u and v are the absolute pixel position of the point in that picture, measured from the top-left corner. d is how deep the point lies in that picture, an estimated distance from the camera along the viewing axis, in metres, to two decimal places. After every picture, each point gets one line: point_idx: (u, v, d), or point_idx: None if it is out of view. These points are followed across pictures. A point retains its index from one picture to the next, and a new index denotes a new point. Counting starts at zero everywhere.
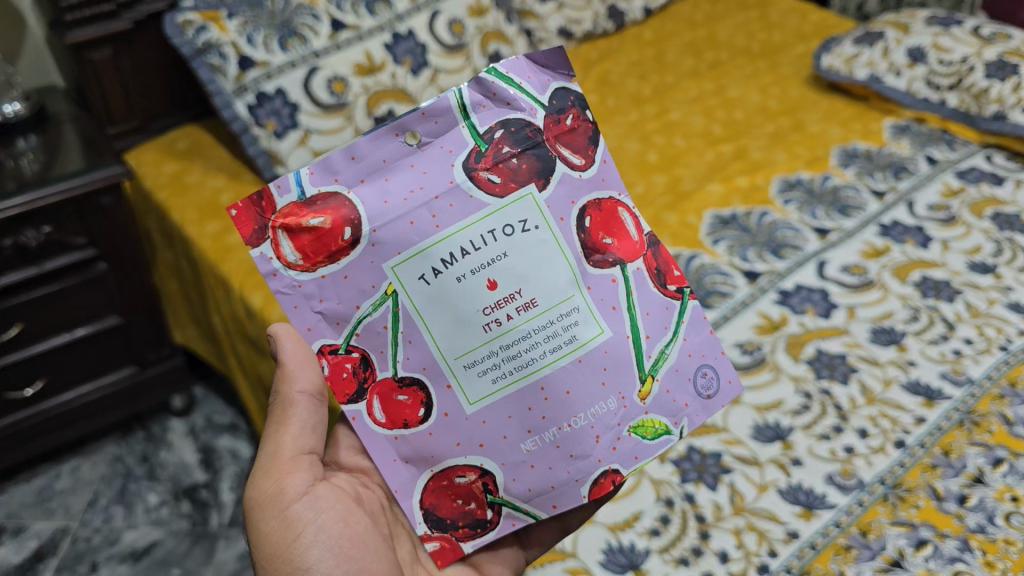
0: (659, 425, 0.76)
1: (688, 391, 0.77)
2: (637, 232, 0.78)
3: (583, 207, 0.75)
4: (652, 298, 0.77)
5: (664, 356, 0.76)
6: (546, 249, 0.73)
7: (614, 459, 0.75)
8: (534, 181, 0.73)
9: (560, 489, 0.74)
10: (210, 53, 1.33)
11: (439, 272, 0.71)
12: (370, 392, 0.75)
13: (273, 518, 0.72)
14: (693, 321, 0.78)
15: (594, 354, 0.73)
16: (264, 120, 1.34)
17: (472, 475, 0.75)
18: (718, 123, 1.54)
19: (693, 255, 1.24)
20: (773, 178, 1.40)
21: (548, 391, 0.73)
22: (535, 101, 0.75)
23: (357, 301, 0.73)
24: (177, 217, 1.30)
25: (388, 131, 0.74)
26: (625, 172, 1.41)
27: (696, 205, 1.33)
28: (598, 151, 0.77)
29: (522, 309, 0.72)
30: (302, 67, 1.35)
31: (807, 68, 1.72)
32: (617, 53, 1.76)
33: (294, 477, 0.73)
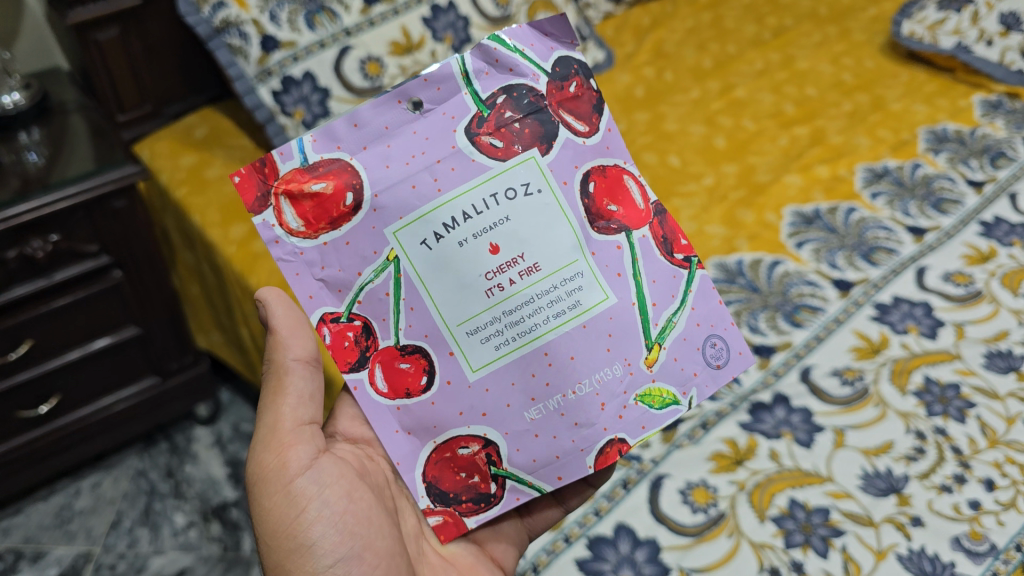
0: (667, 395, 0.72)
1: (697, 361, 0.73)
2: (644, 201, 0.74)
3: (587, 172, 0.72)
4: (659, 264, 0.73)
5: (671, 325, 0.72)
6: (550, 214, 0.69)
7: (620, 430, 0.71)
8: (537, 146, 0.70)
9: (566, 459, 0.71)
10: (229, 33, 1.18)
11: (439, 237, 0.68)
12: (371, 361, 0.71)
13: (274, 493, 0.67)
14: (702, 292, 0.74)
15: (599, 320, 0.70)
16: (292, 107, 1.20)
17: (475, 446, 0.71)
18: (789, 101, 1.40)
19: (776, 261, 1.11)
20: (857, 166, 1.26)
21: (551, 356, 0.69)
22: (537, 67, 0.72)
23: (359, 269, 0.70)
24: (198, 218, 1.18)
25: (390, 98, 0.70)
26: (691, 160, 1.27)
27: (773, 201, 1.20)
28: (602, 118, 0.73)
29: (524, 274, 0.68)
30: (332, 47, 1.21)
31: (883, 34, 1.56)
32: (671, 18, 1.60)
33: (296, 449, 0.68)
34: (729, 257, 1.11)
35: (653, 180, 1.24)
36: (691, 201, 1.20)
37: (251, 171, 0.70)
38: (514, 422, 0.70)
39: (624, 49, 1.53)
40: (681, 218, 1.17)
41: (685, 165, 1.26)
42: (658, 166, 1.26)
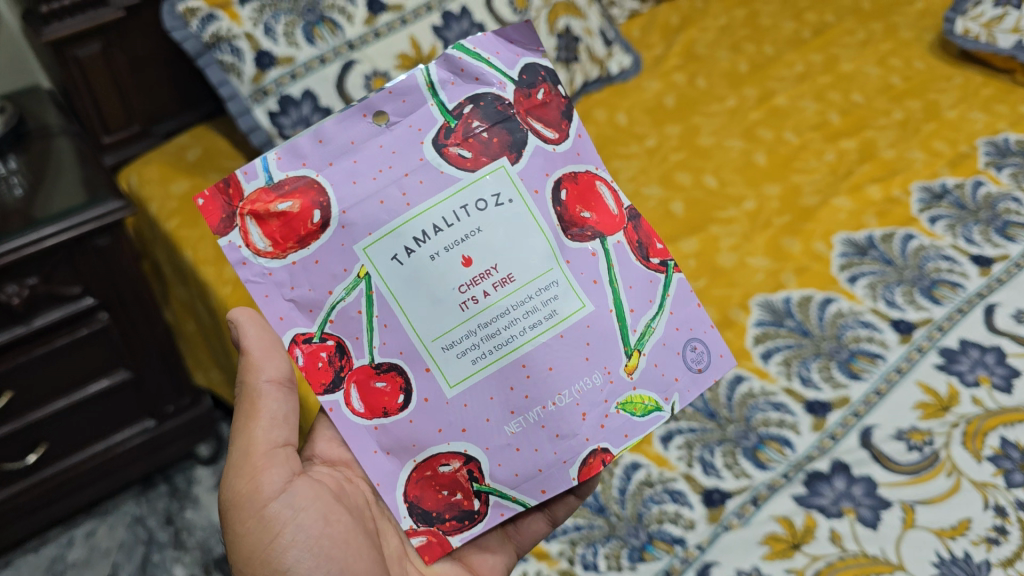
0: (649, 401, 0.67)
1: (679, 365, 0.68)
2: (617, 206, 0.70)
3: (558, 179, 0.67)
4: (634, 269, 0.69)
5: (650, 330, 0.68)
6: (523, 224, 0.65)
7: (603, 440, 0.66)
8: (508, 154, 0.66)
9: (549, 472, 0.66)
10: (220, 49, 1.08)
11: (411, 247, 0.63)
12: (347, 380, 0.65)
13: (247, 516, 0.60)
14: (679, 294, 0.70)
15: (576, 329, 0.65)
16: (291, 130, 1.10)
17: (456, 463, 0.65)
18: (833, 109, 1.28)
19: (828, 299, 1.00)
20: (912, 185, 1.14)
21: (530, 368, 0.64)
22: (503, 75, 0.67)
23: (330, 286, 0.64)
24: (192, 254, 1.09)
25: (355, 113, 0.66)
26: (729, 180, 1.16)
27: (821, 227, 1.09)
28: (571, 123, 0.69)
29: (499, 285, 0.64)
30: (335, 62, 1.10)
31: (932, 31, 1.43)
32: (701, 16, 1.48)
33: (271, 469, 0.62)
34: (776, 295, 1.01)
35: (689, 204, 1.13)
36: (732, 228, 1.09)
37: (214, 191, 0.65)
38: (496, 436, 0.65)
39: (651, 52, 1.41)
40: (720, 250, 1.06)
41: (723, 186, 1.15)
42: (693, 188, 1.15)
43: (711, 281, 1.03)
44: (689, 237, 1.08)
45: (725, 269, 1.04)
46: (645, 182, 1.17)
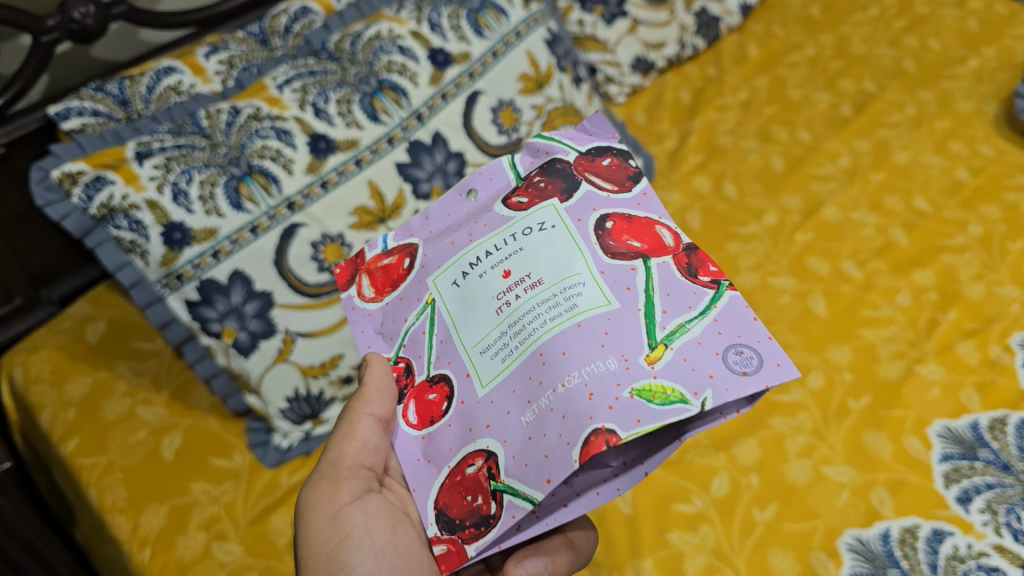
0: (672, 391, 0.50)
1: (716, 364, 0.52)
2: (674, 241, 0.59)
3: (605, 214, 0.60)
4: (679, 284, 0.56)
5: (683, 329, 0.53)
6: (563, 243, 0.58)
7: (610, 421, 0.50)
8: (557, 195, 0.61)
9: (553, 458, 0.51)
10: (115, 222, 0.79)
11: (466, 272, 0.60)
12: (408, 397, 0.60)
13: (319, 517, 0.58)
14: (730, 306, 0.55)
15: (597, 320, 0.54)
16: (219, 325, 0.82)
17: (478, 461, 0.54)
18: (896, 223, 1.03)
19: (938, 530, 0.75)
20: (1012, 337, 0.90)
21: (547, 356, 0.53)
22: (569, 147, 0.66)
23: (404, 315, 0.62)
24: (95, 494, 0.83)
25: (453, 195, 0.68)
26: (786, 343, 0.92)
27: (911, 413, 0.85)
28: (637, 184, 0.62)
29: (528, 289, 0.56)
30: (272, 231, 0.83)
31: (994, 100, 1.18)
32: (716, 91, 1.25)
33: (349, 481, 0.59)
34: (870, 529, 0.76)
35: None
36: (798, 419, 0.86)
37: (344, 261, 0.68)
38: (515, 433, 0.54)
39: (663, 145, 1.19)
40: (787, 457, 0.83)
41: None
42: None
43: (784, 509, 0.79)
44: (745, 439, 0.85)
45: (798, 487, 0.80)
46: None
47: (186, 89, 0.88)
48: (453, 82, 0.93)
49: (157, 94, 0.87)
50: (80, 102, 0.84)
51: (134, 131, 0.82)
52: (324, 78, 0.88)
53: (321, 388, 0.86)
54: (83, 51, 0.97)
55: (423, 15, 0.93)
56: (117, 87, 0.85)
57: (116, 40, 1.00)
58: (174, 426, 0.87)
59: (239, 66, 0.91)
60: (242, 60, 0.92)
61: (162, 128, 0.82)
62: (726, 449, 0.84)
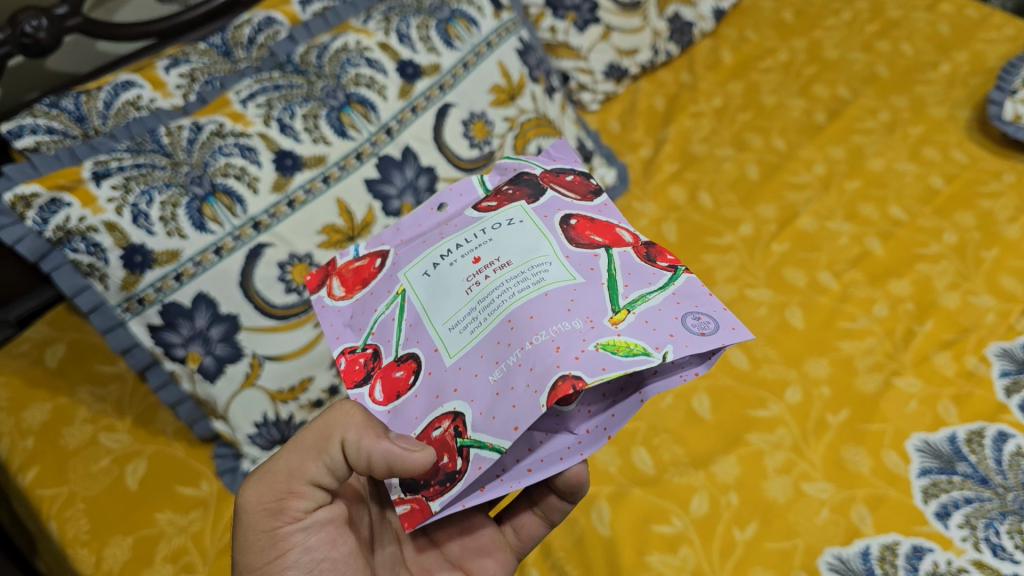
0: (635, 346, 0.50)
1: (677, 326, 0.52)
2: (633, 239, 0.60)
3: (571, 214, 0.60)
4: (643, 269, 0.56)
5: (645, 298, 0.54)
6: (529, 231, 0.58)
7: (576, 369, 0.49)
8: (525, 198, 0.61)
9: (521, 405, 0.50)
10: (72, 245, 0.76)
11: (433, 262, 0.58)
12: (375, 377, 0.57)
13: (255, 526, 0.55)
14: (689, 287, 0.56)
15: (562, 291, 0.54)
16: (183, 349, 0.80)
17: (446, 421, 0.53)
18: (872, 232, 1.03)
19: (918, 547, 0.75)
20: (988, 348, 0.90)
21: (515, 321, 0.53)
22: (535, 164, 0.66)
23: (375, 305, 0.59)
24: (56, 528, 0.81)
25: (423, 207, 0.66)
26: (764, 356, 0.92)
27: (889, 427, 0.84)
28: (599, 196, 0.63)
29: (496, 270, 0.56)
30: (238, 252, 0.80)
31: (966, 105, 1.17)
32: (690, 97, 1.24)
33: (298, 499, 0.55)
34: (850, 547, 0.75)
35: (716, 396, 0.89)
36: (777, 435, 0.84)
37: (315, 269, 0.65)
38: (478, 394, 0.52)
39: (637, 153, 1.17)
40: (767, 474, 0.81)
41: (757, 365, 0.91)
42: (721, 370, 0.91)
43: (765, 527, 0.78)
44: (724, 455, 0.83)
45: (778, 505, 0.79)
46: None
47: (146, 104, 0.84)
48: (423, 95, 0.91)
49: (115, 110, 0.83)
50: (34, 119, 0.81)
51: (90, 150, 0.78)
52: (289, 93, 0.85)
53: (291, 412, 0.85)
54: (37, 63, 0.94)
55: (391, 26, 0.91)
56: (73, 103, 0.82)
57: (71, 52, 0.97)
58: (138, 453, 0.86)
59: (201, 80, 0.88)
60: (204, 74, 0.88)
61: (121, 146, 0.79)
62: (705, 466, 0.83)
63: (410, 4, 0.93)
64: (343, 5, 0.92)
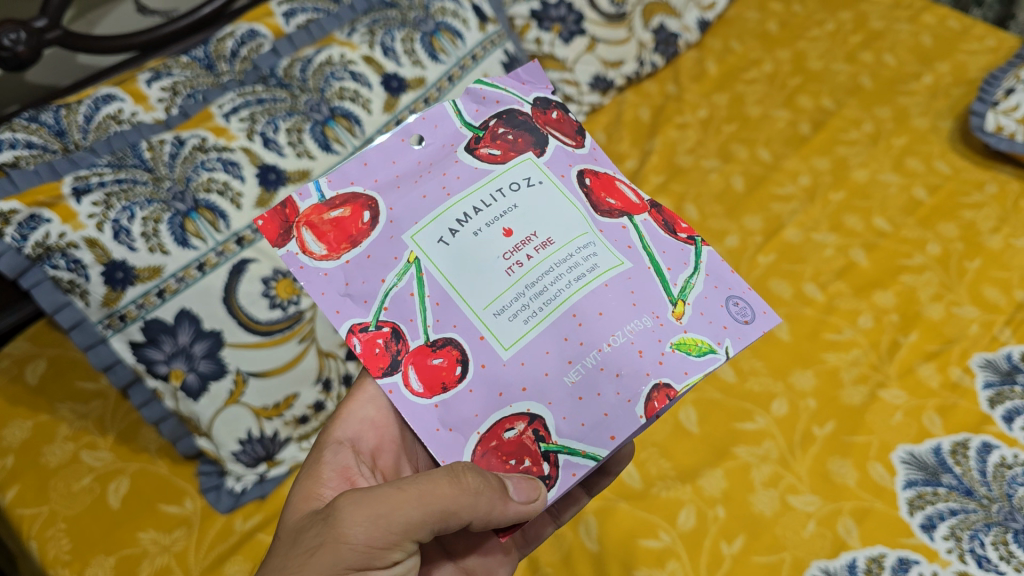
0: (703, 343, 0.56)
1: (726, 314, 0.57)
2: (639, 198, 0.62)
3: (581, 170, 0.62)
4: (666, 240, 0.60)
5: (692, 284, 0.58)
6: (557, 202, 0.59)
7: (664, 376, 0.55)
8: (532, 149, 0.61)
9: (616, 414, 0.55)
10: (52, 261, 0.74)
11: (455, 228, 0.57)
12: (405, 362, 0.56)
13: (348, 560, 0.48)
14: (714, 261, 0.60)
15: (617, 281, 0.57)
16: (166, 366, 0.79)
17: (521, 425, 0.55)
18: (856, 244, 1.03)
19: (904, 559, 0.75)
20: (972, 359, 0.90)
21: (580, 316, 0.55)
22: (519, 98, 0.64)
23: (382, 275, 0.57)
24: (37, 548, 0.80)
25: (393, 138, 0.61)
26: (751, 369, 0.92)
27: (875, 439, 0.84)
28: (585, 139, 0.64)
29: (539, 248, 0.56)
30: (222, 268, 0.80)
31: (948, 116, 1.18)
32: (675, 108, 1.24)
33: (394, 552, 0.50)
34: (837, 559, 0.75)
35: (703, 410, 0.89)
36: (764, 448, 0.84)
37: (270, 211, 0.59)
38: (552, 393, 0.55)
39: (623, 165, 1.17)
40: (753, 487, 0.81)
41: (744, 378, 0.91)
42: (707, 383, 0.91)
43: (752, 541, 0.78)
44: (710, 469, 0.83)
45: (765, 519, 0.79)
46: None
47: (127, 118, 0.83)
48: (407, 108, 0.92)
49: (95, 124, 0.82)
50: (13, 133, 0.80)
51: (70, 165, 0.77)
52: (273, 107, 0.86)
53: (276, 428, 0.84)
54: (17, 76, 0.93)
55: (375, 39, 0.92)
56: (53, 117, 0.82)
57: (52, 65, 0.96)
58: (120, 471, 0.85)
59: (184, 93, 0.87)
60: (187, 87, 0.87)
61: (101, 161, 0.78)
62: (692, 480, 0.82)
63: (394, 17, 0.94)
64: (327, 18, 0.93)
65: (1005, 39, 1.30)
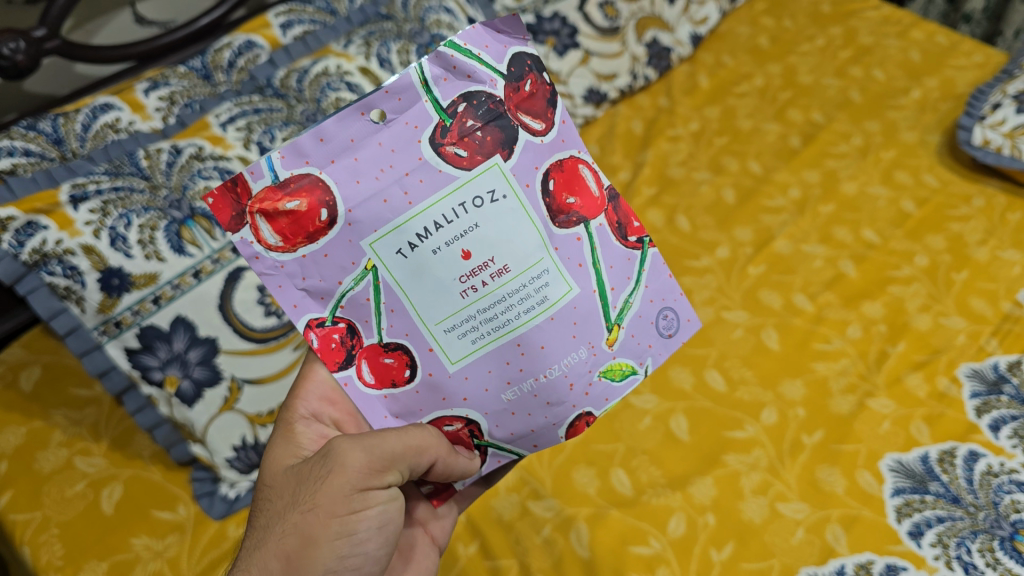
0: (626, 367, 0.59)
1: (651, 333, 0.60)
2: (598, 187, 0.58)
3: (547, 171, 0.56)
4: (614, 250, 0.58)
5: (629, 305, 0.59)
6: (519, 220, 0.54)
7: (586, 404, 0.59)
8: (499, 150, 0.54)
9: (540, 432, 0.59)
10: (48, 268, 0.75)
11: (413, 245, 0.53)
12: (357, 358, 0.56)
13: (354, 478, 0.51)
14: (654, 269, 0.60)
15: (563, 312, 0.56)
16: (160, 373, 0.79)
17: (459, 424, 0.58)
18: (845, 255, 1.04)
19: (892, 565, 0.76)
20: (959, 369, 0.91)
21: (524, 346, 0.56)
22: (493, 70, 0.55)
23: (337, 277, 0.54)
24: (30, 554, 0.80)
25: (351, 111, 0.53)
26: (741, 378, 0.92)
27: (863, 447, 0.85)
28: (556, 112, 0.57)
29: (494, 275, 0.54)
30: (217, 275, 0.81)
31: (937, 130, 1.20)
32: (668, 121, 1.25)
33: (391, 478, 0.53)
34: (827, 566, 0.76)
35: (693, 418, 0.89)
36: (753, 456, 0.85)
37: (220, 187, 0.53)
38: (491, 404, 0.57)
39: (616, 177, 1.18)
40: (743, 495, 0.82)
41: (734, 387, 0.92)
42: (698, 392, 0.92)
43: (741, 548, 0.78)
44: (701, 477, 0.84)
45: (754, 526, 0.80)
46: (635, 387, 0.93)
47: (125, 126, 0.84)
48: None
49: (93, 133, 0.83)
50: (10, 141, 0.80)
51: (67, 173, 0.78)
52: (269, 116, 0.87)
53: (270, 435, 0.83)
54: (15, 84, 0.94)
55: (371, 51, 0.94)
56: (51, 125, 0.82)
57: (50, 74, 0.97)
58: (114, 477, 0.85)
59: (181, 103, 0.87)
60: (184, 97, 0.88)
61: (99, 169, 0.79)
62: (682, 488, 0.83)
63: (389, 29, 0.96)
64: (323, 31, 0.94)
65: (992, 54, 1.32)
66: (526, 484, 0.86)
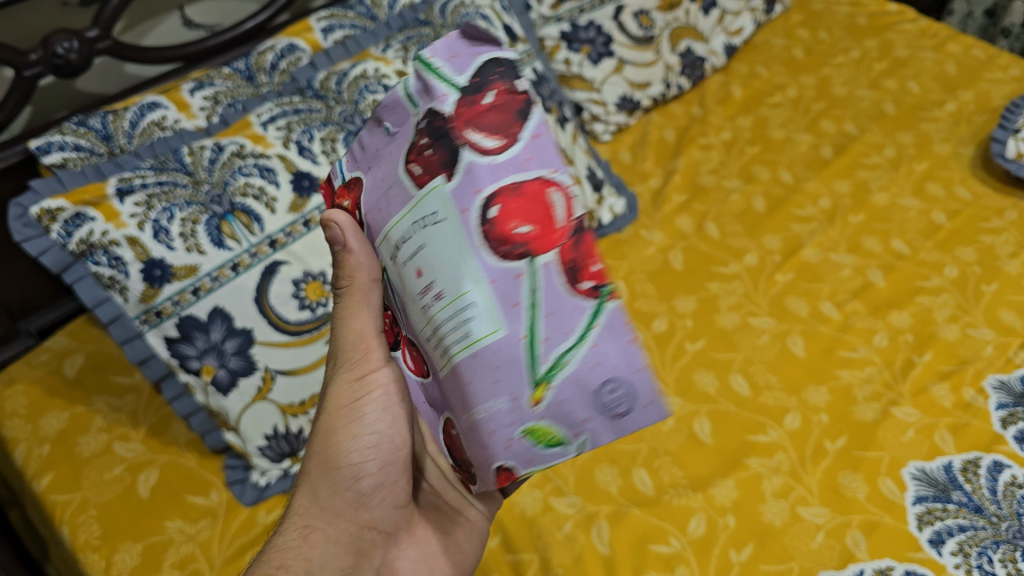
0: (554, 433, 0.47)
1: (590, 405, 0.46)
2: (566, 216, 0.46)
3: (489, 196, 0.45)
4: (558, 296, 0.45)
5: (562, 362, 0.45)
6: (456, 243, 0.45)
7: (507, 460, 0.47)
8: (443, 169, 0.45)
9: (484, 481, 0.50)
10: (95, 258, 0.78)
11: (393, 255, 0.48)
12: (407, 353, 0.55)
13: (348, 365, 0.58)
14: (609, 326, 0.46)
15: (478, 359, 0.45)
16: (198, 362, 0.82)
17: None
18: (874, 264, 1.05)
19: (912, 571, 0.76)
20: (986, 380, 0.91)
21: (467, 386, 0.45)
22: (448, 84, 0.46)
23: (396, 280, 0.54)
24: (69, 532, 0.83)
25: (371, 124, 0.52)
26: (765, 383, 0.93)
27: (886, 454, 0.85)
28: (526, 126, 0.46)
29: (432, 298, 0.46)
30: (254, 269, 0.83)
31: (970, 143, 1.20)
32: (700, 130, 1.26)
33: (377, 344, 0.57)
34: (846, 570, 0.76)
35: (717, 421, 0.90)
36: (776, 460, 0.86)
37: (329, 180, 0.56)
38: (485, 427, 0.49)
39: (647, 183, 1.20)
40: (764, 498, 0.83)
41: (758, 392, 0.92)
42: (722, 396, 0.92)
43: (760, 550, 0.79)
44: (722, 478, 0.85)
45: (774, 528, 0.80)
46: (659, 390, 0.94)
47: (171, 124, 0.88)
48: None
49: (140, 130, 0.87)
50: (62, 136, 0.85)
51: (115, 167, 0.82)
52: (309, 117, 0.89)
53: (301, 425, 0.86)
54: (68, 83, 0.98)
55: (409, 55, 0.96)
56: (100, 122, 0.86)
57: (101, 74, 1.01)
58: (151, 462, 0.88)
59: (225, 102, 0.91)
60: (227, 96, 0.92)
61: (144, 164, 0.83)
62: (704, 489, 0.84)
63: (427, 34, 0.98)
64: (363, 35, 0.97)
65: None
66: (549, 480, 0.87)
